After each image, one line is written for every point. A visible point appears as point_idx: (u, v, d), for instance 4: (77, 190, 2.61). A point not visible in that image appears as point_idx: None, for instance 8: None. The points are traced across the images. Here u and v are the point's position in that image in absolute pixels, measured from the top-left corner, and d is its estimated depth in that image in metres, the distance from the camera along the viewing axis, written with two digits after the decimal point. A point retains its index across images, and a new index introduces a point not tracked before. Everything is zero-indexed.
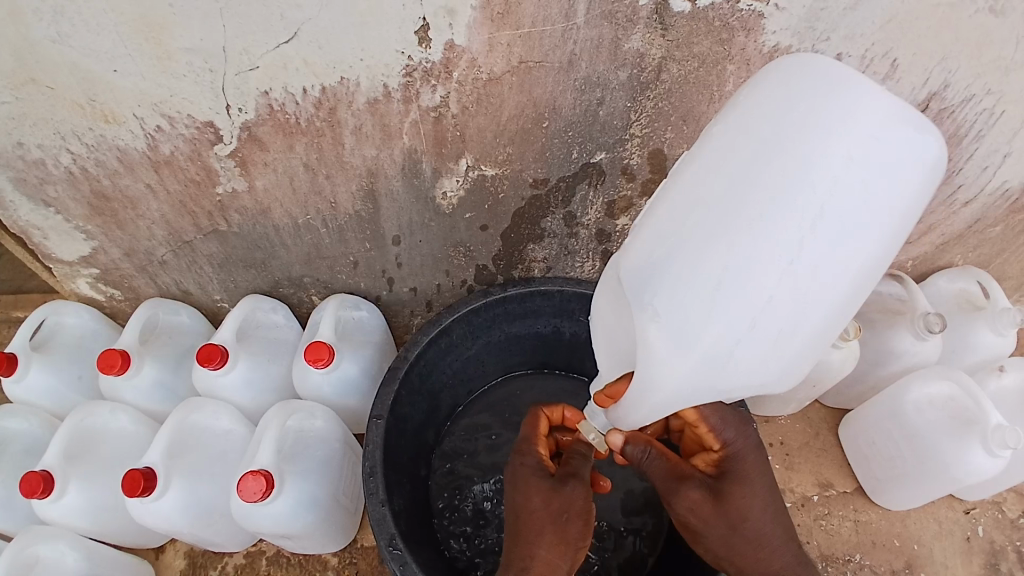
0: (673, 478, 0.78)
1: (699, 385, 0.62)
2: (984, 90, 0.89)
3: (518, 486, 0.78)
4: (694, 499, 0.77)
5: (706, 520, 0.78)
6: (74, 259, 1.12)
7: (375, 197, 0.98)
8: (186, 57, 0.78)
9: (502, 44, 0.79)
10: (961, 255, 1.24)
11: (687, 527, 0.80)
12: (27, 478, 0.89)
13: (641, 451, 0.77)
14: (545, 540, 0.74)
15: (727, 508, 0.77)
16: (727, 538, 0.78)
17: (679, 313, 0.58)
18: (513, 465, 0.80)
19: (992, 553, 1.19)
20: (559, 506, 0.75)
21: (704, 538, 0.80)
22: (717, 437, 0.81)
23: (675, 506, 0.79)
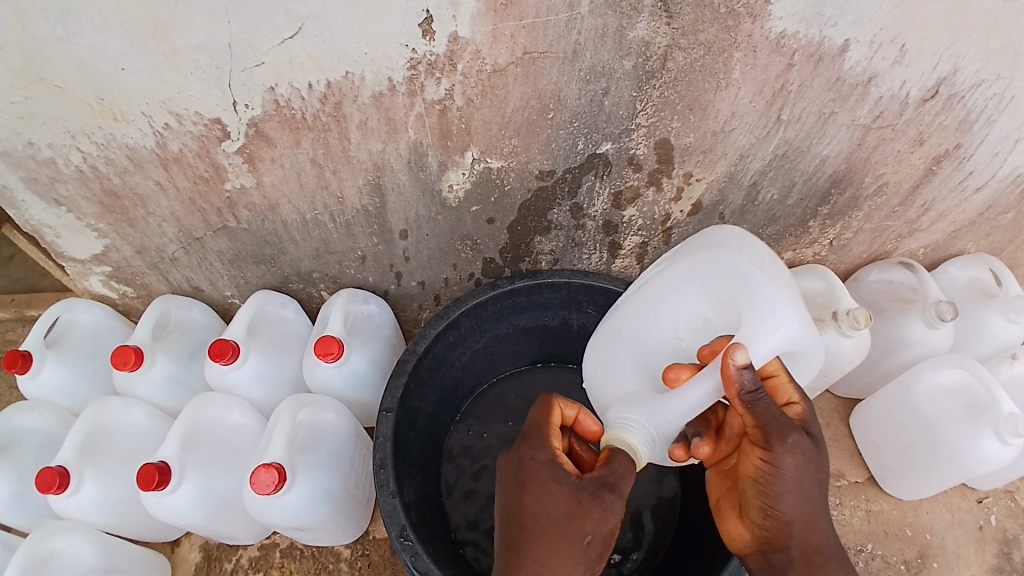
0: (780, 421, 0.68)
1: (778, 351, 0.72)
2: (994, 74, 0.88)
3: (528, 489, 0.69)
4: (797, 449, 0.68)
5: (801, 475, 0.69)
6: (85, 257, 1.13)
7: (382, 191, 0.99)
8: (192, 54, 0.79)
9: (506, 35, 0.78)
10: (974, 242, 1.22)
11: (769, 484, 0.70)
12: (43, 473, 0.90)
13: (757, 388, 0.67)
14: (554, 560, 0.67)
15: (818, 462, 0.70)
16: (807, 499, 0.71)
17: (762, 291, 0.72)
18: (524, 461, 0.71)
19: (1005, 542, 1.18)
20: (579, 525, 0.67)
21: (787, 499, 0.70)
22: (795, 389, 0.74)
23: (772, 457, 0.68)
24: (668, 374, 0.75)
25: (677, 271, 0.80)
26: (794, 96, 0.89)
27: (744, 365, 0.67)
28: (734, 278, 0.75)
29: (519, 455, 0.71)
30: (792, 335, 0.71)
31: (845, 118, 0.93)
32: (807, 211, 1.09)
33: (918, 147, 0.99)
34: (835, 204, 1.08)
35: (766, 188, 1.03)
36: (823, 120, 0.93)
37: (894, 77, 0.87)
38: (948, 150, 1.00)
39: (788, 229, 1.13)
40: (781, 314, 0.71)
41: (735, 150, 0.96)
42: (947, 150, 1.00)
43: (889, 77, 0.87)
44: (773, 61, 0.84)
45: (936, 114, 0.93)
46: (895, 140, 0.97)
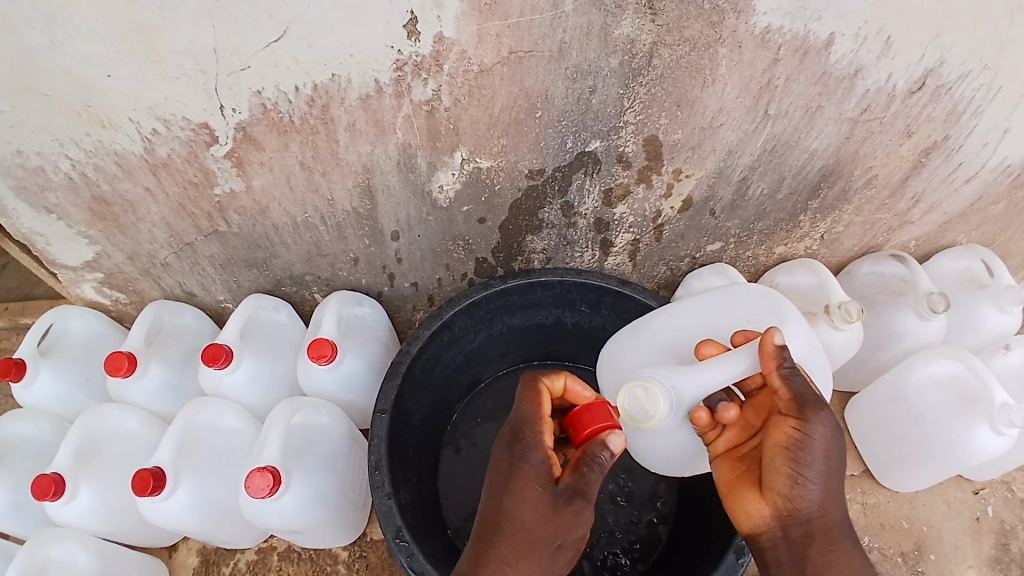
0: (811, 391, 0.69)
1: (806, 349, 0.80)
2: (981, 65, 0.88)
3: (509, 486, 0.69)
4: (830, 420, 0.68)
5: (831, 444, 0.68)
6: (77, 264, 1.13)
7: (372, 193, 0.99)
8: (177, 59, 0.79)
9: (491, 35, 0.78)
10: (965, 233, 1.23)
11: (799, 450, 0.68)
12: (39, 481, 0.90)
13: (793, 365, 0.69)
14: (526, 566, 0.69)
15: (842, 440, 0.70)
16: (831, 472, 0.69)
17: (787, 315, 0.83)
18: (513, 455, 0.70)
19: (1002, 533, 1.19)
20: (545, 533, 0.68)
21: (815, 470, 0.68)
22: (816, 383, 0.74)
23: (804, 423, 0.67)
24: (698, 348, 0.77)
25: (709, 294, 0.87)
26: (781, 91, 0.89)
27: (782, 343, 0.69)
28: (763, 301, 0.85)
29: (511, 451, 0.70)
30: (808, 353, 0.80)
31: (832, 111, 0.93)
32: (797, 205, 1.09)
33: (906, 139, 0.99)
34: (825, 197, 1.08)
35: (756, 183, 1.04)
36: (810, 114, 0.93)
37: (880, 70, 0.87)
38: (936, 141, 1.00)
39: (779, 223, 1.13)
40: (799, 333, 0.80)
41: (724, 146, 0.96)
42: (935, 142, 1.00)
43: (876, 70, 0.87)
44: (759, 56, 0.84)
45: (923, 106, 0.93)
46: (884, 132, 0.97)
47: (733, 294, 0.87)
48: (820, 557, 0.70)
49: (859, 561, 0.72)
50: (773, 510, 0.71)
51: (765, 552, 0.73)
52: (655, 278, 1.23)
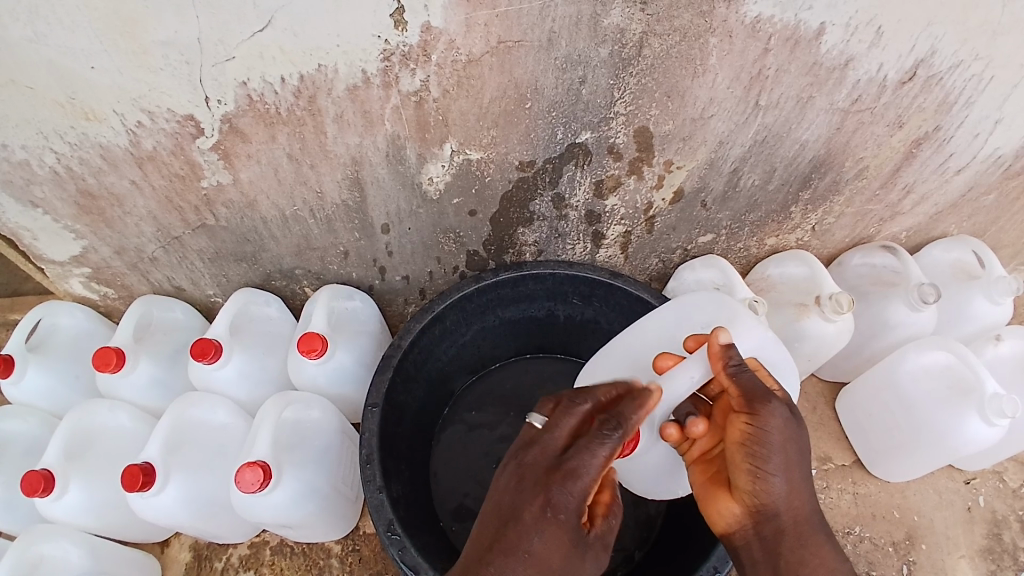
0: (761, 384, 0.70)
1: (761, 340, 0.80)
2: (972, 55, 0.88)
3: (542, 533, 0.64)
4: (781, 410, 0.68)
5: (786, 436, 0.68)
6: (64, 259, 1.12)
7: (361, 185, 0.98)
8: (161, 50, 0.78)
9: (480, 24, 0.78)
10: (956, 224, 1.23)
11: (755, 446, 0.68)
12: (27, 478, 0.90)
13: (741, 362, 0.71)
14: None
15: (801, 430, 0.70)
16: (791, 463, 0.69)
17: (737, 312, 0.83)
18: (557, 502, 0.64)
19: (994, 523, 1.19)
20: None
21: (774, 463, 0.68)
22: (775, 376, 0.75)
23: (754, 418, 0.68)
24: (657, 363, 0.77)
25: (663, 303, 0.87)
26: (771, 81, 0.89)
27: (727, 343, 0.72)
28: (713, 302, 0.85)
29: (548, 498, 0.64)
30: (763, 346, 0.80)
31: (823, 102, 0.92)
32: (788, 196, 1.09)
33: (897, 130, 0.99)
34: (816, 188, 1.08)
35: (747, 174, 1.03)
36: (801, 105, 0.93)
37: (871, 60, 0.87)
38: (927, 132, 1.00)
39: (770, 215, 1.13)
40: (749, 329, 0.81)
41: (715, 137, 0.96)
42: (926, 132, 1.00)
43: (867, 60, 0.87)
44: (750, 46, 0.83)
45: (914, 96, 0.93)
46: (874, 123, 0.97)
47: (685, 299, 0.87)
48: (794, 551, 0.70)
49: (834, 555, 0.71)
50: (744, 508, 0.72)
51: (740, 551, 0.74)
52: (647, 270, 1.23)
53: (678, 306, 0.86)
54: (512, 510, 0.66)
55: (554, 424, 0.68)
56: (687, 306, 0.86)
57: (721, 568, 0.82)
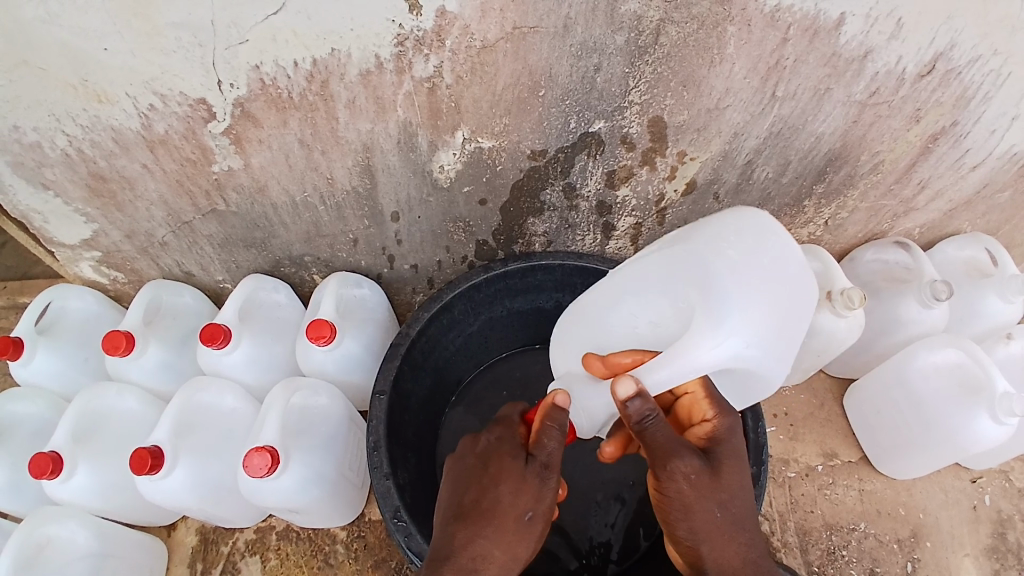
0: (672, 444, 0.68)
1: (727, 351, 0.69)
2: (990, 50, 0.87)
3: (483, 470, 0.71)
4: (687, 471, 0.68)
5: (694, 497, 0.69)
6: (75, 242, 1.12)
7: (372, 172, 0.97)
8: (174, 33, 0.77)
9: (495, 10, 0.77)
10: (969, 222, 1.21)
11: (672, 506, 0.70)
12: (35, 459, 0.90)
13: (650, 409, 0.66)
14: (501, 535, 0.68)
15: (716, 483, 0.70)
16: (711, 524, 0.70)
17: (707, 310, 0.69)
18: (491, 438, 0.73)
19: (999, 523, 1.19)
20: (534, 496, 0.69)
21: (684, 524, 0.71)
22: (710, 407, 0.74)
23: (665, 482, 0.69)
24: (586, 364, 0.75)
25: (650, 257, 0.77)
26: (789, 72, 0.87)
27: (630, 395, 0.65)
28: (692, 288, 0.71)
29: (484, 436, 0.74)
30: (743, 346, 0.69)
31: (840, 94, 0.91)
32: (802, 189, 1.08)
33: (914, 124, 0.97)
34: (831, 182, 1.07)
35: (761, 167, 1.02)
36: (818, 97, 0.91)
37: (890, 52, 0.86)
38: (944, 127, 0.98)
39: (783, 209, 1.12)
40: (724, 335, 0.68)
41: (730, 128, 0.95)
42: (943, 127, 0.98)
43: (885, 52, 0.86)
44: (768, 36, 0.82)
45: (932, 90, 0.92)
46: (891, 117, 0.95)
47: (677, 265, 0.74)
48: None
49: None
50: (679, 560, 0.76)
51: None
52: None
53: (669, 267, 0.75)
54: (458, 470, 0.73)
55: None
56: (676, 270, 0.74)
57: None
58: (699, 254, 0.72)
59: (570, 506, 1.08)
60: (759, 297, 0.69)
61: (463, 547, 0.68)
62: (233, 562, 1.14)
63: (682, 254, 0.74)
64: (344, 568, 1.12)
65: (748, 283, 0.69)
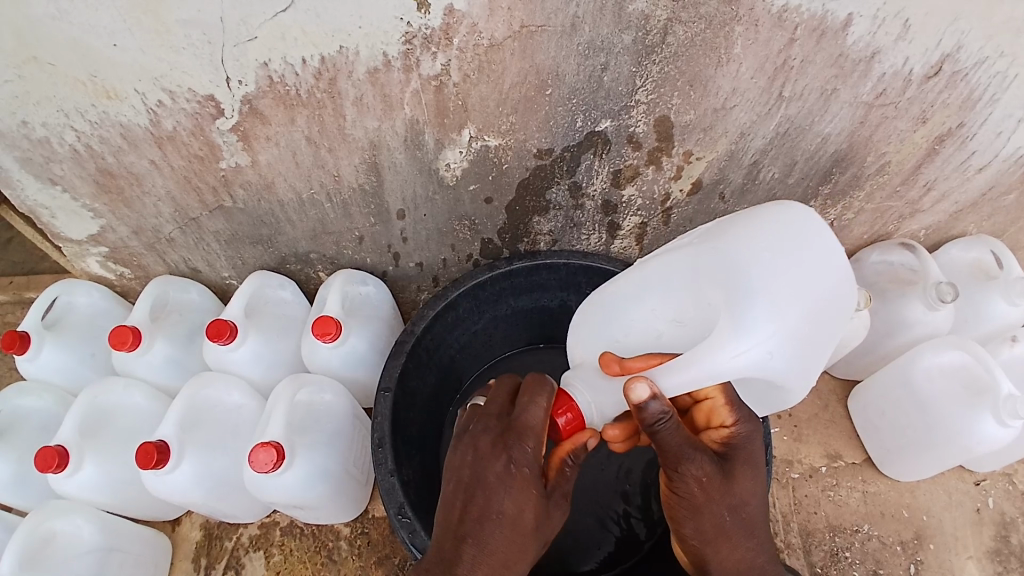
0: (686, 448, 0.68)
1: (752, 360, 0.68)
2: (997, 52, 0.86)
3: (511, 492, 0.68)
4: (699, 474, 0.70)
5: (704, 498, 0.72)
6: (82, 238, 1.13)
7: (378, 170, 0.98)
8: (183, 29, 0.78)
9: (503, 8, 0.77)
10: (975, 224, 1.21)
11: (683, 506, 0.73)
12: (42, 453, 0.91)
13: (664, 412, 0.64)
14: (517, 562, 0.69)
15: (727, 488, 0.73)
16: (717, 524, 0.74)
17: (732, 315, 0.68)
18: (521, 461, 0.69)
19: (1002, 525, 1.19)
20: (551, 530, 0.72)
21: (690, 523, 0.74)
22: (729, 413, 0.74)
23: (677, 482, 0.71)
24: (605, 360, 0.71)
25: (677, 252, 0.75)
26: (796, 72, 0.87)
27: (647, 398, 0.63)
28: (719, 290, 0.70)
29: (511, 456, 0.69)
30: (765, 356, 0.68)
31: (847, 95, 0.91)
32: (808, 190, 1.08)
33: (920, 126, 0.97)
34: (836, 183, 1.07)
35: (767, 167, 1.02)
36: (824, 97, 0.91)
37: (896, 53, 0.86)
38: (950, 129, 0.98)
39: None
40: (749, 340, 0.67)
41: (736, 128, 0.95)
42: (949, 129, 0.98)
43: (893, 53, 0.86)
44: (775, 36, 0.82)
45: (938, 92, 0.92)
46: (897, 118, 0.95)
47: (704, 263, 0.72)
48: None
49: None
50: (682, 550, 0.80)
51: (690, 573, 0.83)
52: None
53: (697, 266, 0.73)
54: (476, 480, 0.70)
55: (492, 397, 0.75)
56: (703, 271, 0.72)
57: None
58: (729, 256, 0.70)
59: (573, 505, 1.08)
60: (787, 303, 0.67)
61: (467, 563, 0.67)
62: (237, 557, 1.15)
63: (711, 253, 0.72)
64: (348, 564, 1.13)
65: (777, 289, 0.67)
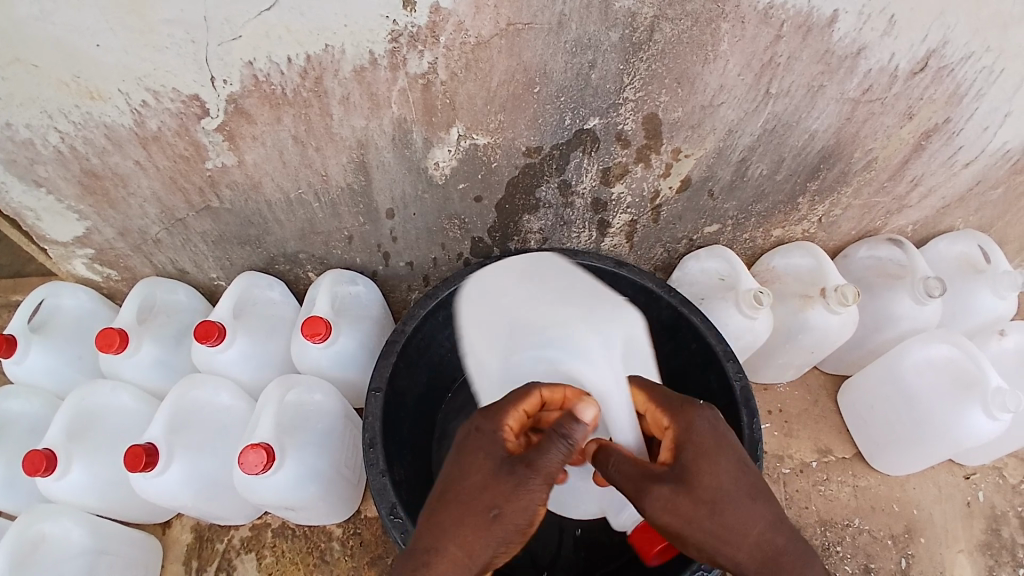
0: (631, 473, 0.66)
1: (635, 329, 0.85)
2: (982, 47, 0.87)
3: (462, 457, 0.67)
4: (655, 491, 0.64)
5: (681, 516, 0.64)
6: (67, 240, 1.11)
7: (367, 169, 0.97)
8: (166, 28, 0.77)
9: (489, 6, 0.77)
10: (962, 218, 1.22)
11: (668, 535, 0.65)
12: (29, 457, 0.90)
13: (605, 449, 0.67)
14: (466, 534, 0.63)
15: (694, 492, 0.65)
16: (718, 527, 0.64)
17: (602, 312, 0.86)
18: (484, 427, 0.68)
19: (991, 517, 1.20)
20: (509, 503, 0.63)
21: (695, 547, 0.65)
22: (664, 415, 0.71)
23: (649, 514, 0.65)
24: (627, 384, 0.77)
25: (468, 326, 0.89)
26: (783, 68, 0.88)
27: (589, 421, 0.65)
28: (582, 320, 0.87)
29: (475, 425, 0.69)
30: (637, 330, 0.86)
31: (834, 91, 0.91)
32: (796, 186, 1.08)
33: (907, 121, 0.98)
34: (825, 179, 1.08)
35: (756, 164, 1.02)
36: (812, 94, 0.92)
37: (883, 49, 0.86)
38: (937, 124, 0.99)
39: (778, 205, 1.12)
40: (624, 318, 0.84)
41: (724, 125, 0.95)
42: (936, 124, 0.99)
43: (879, 49, 0.86)
44: (762, 32, 0.82)
45: (924, 87, 0.92)
46: (885, 114, 0.96)
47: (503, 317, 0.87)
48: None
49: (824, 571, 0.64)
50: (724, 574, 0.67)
51: None
52: (652, 260, 1.23)
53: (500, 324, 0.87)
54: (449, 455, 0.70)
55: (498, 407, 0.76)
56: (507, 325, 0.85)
57: None
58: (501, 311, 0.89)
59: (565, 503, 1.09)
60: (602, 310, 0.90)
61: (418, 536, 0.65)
62: (229, 559, 1.14)
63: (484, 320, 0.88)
64: (341, 565, 1.12)
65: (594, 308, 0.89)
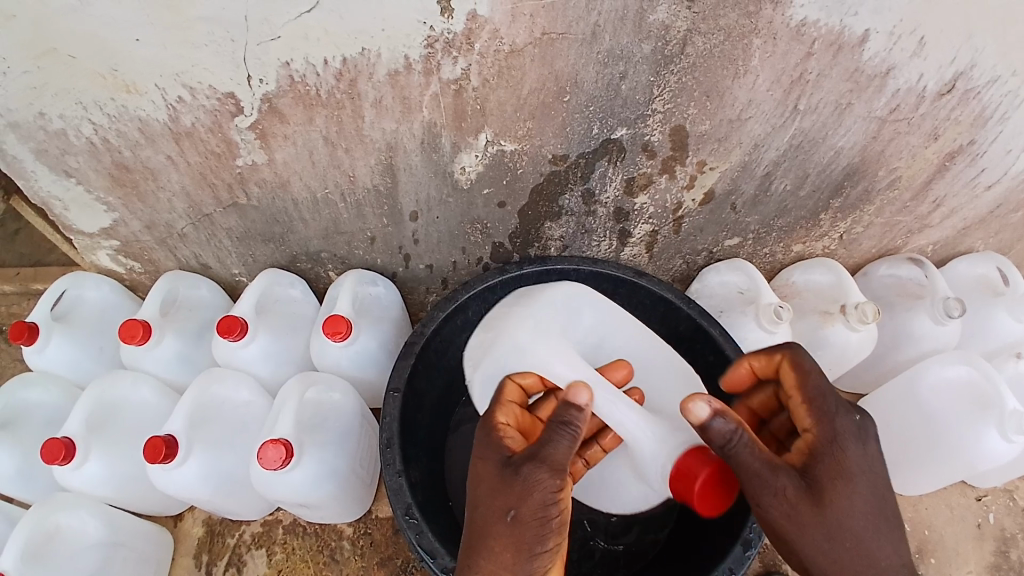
0: (756, 468, 0.63)
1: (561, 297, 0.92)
2: (1010, 71, 0.87)
3: (470, 474, 0.69)
4: (781, 491, 0.64)
5: (797, 520, 0.64)
6: (94, 231, 1.13)
7: (393, 171, 0.98)
8: (207, 26, 0.78)
9: (525, 15, 0.78)
10: (982, 240, 1.22)
11: (777, 535, 0.66)
12: (48, 445, 0.91)
13: (733, 430, 0.62)
14: (496, 545, 0.64)
15: (820, 505, 0.64)
16: (832, 545, 0.65)
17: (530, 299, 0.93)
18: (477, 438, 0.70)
19: (1003, 541, 1.19)
20: (524, 504, 0.63)
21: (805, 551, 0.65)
22: (808, 416, 0.69)
23: (760, 509, 0.65)
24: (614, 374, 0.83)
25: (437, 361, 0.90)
26: (812, 85, 0.88)
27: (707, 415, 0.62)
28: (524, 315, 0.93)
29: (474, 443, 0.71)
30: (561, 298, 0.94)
31: (861, 109, 0.92)
32: (819, 203, 1.09)
33: (932, 142, 0.98)
34: (847, 196, 1.08)
35: (779, 179, 1.03)
36: (839, 111, 0.92)
37: (911, 70, 0.87)
38: (962, 145, 0.99)
39: (799, 221, 1.12)
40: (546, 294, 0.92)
41: (750, 139, 0.95)
42: (961, 145, 0.99)
43: (907, 69, 0.87)
44: (792, 49, 0.83)
45: (951, 108, 0.93)
46: (910, 133, 0.96)
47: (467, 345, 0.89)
48: None
49: None
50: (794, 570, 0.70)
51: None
52: (670, 271, 1.23)
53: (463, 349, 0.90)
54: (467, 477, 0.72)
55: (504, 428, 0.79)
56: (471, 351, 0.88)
57: (737, 570, 0.81)
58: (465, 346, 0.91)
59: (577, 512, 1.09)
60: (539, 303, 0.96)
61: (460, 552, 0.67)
62: (239, 554, 1.15)
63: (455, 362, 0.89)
64: (350, 564, 1.13)
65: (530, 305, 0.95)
